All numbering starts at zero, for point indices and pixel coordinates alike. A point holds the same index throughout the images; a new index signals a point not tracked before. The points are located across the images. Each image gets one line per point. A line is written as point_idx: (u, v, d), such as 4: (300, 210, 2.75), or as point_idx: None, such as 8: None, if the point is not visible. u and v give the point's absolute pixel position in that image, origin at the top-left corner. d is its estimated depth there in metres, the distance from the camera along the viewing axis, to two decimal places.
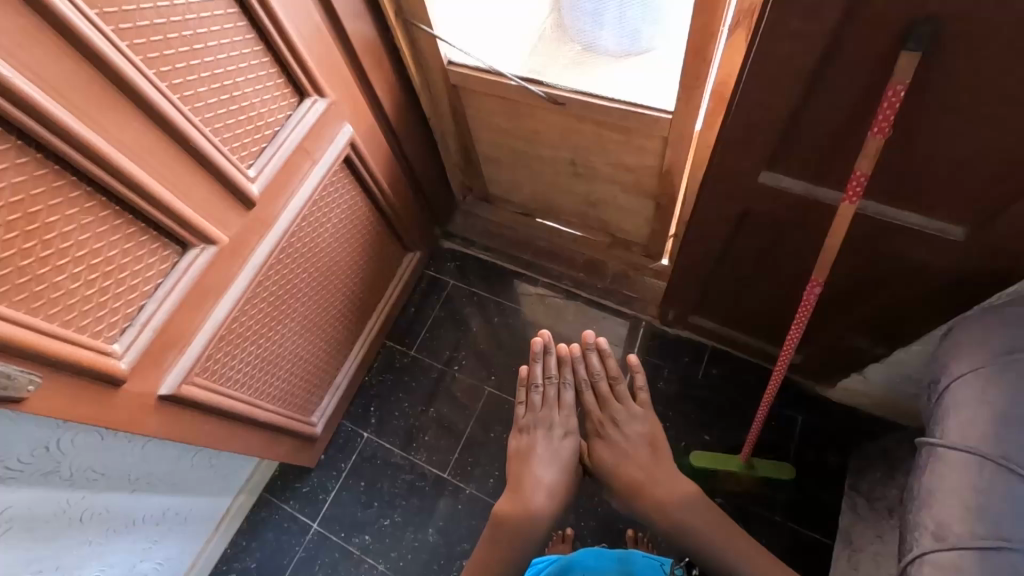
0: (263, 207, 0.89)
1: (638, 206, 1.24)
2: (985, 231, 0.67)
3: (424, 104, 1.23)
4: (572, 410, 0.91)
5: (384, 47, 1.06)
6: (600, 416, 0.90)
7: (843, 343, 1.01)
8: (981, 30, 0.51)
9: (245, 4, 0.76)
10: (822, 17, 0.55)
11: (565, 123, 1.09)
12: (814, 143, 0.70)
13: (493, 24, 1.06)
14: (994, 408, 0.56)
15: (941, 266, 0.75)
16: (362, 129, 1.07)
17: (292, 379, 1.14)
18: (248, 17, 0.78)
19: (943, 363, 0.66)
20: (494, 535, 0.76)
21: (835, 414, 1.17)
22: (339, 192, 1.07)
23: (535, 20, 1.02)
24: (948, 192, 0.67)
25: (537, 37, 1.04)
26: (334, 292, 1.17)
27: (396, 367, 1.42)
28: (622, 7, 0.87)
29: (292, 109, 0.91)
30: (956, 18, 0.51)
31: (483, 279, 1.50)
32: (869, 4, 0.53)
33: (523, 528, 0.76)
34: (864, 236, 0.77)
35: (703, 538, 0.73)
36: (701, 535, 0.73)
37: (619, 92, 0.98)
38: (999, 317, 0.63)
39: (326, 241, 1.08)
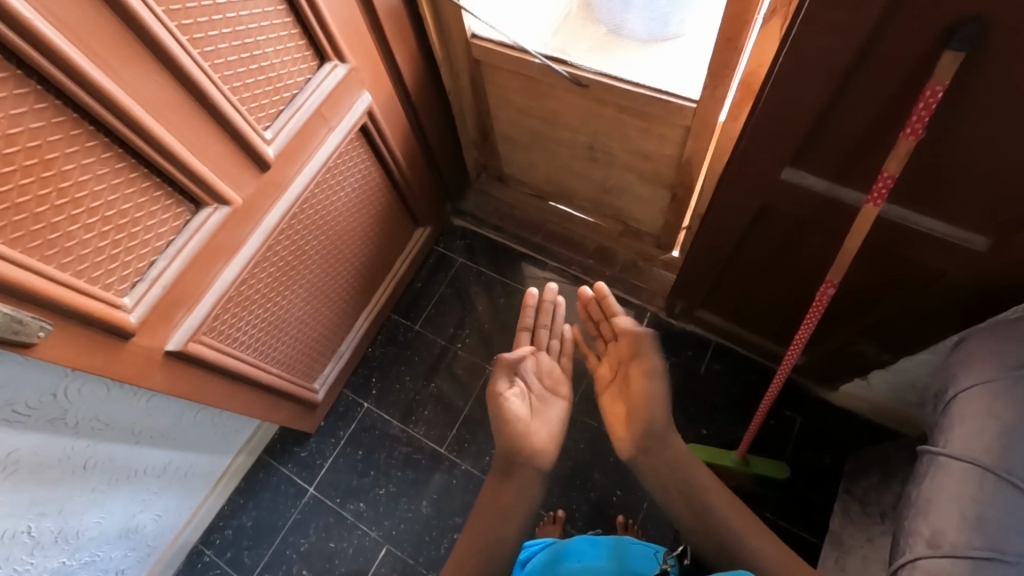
0: (277, 170, 0.89)
1: (653, 195, 1.22)
2: (1009, 244, 0.66)
3: (444, 77, 1.21)
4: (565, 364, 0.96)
5: (407, 16, 1.04)
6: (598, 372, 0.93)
7: (850, 348, 1.01)
8: None
9: None
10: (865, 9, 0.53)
11: (587, 106, 1.07)
12: (842, 141, 0.68)
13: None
14: (1002, 421, 0.55)
15: (958, 277, 0.74)
16: (380, 99, 1.06)
17: (297, 345, 1.15)
18: None
19: (951, 374, 0.65)
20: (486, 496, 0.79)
21: (833, 417, 1.17)
22: (353, 161, 1.06)
23: None
24: (974, 202, 0.65)
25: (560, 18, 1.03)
26: (343, 261, 1.17)
27: (400, 340, 1.43)
28: None
29: (311, 73, 0.90)
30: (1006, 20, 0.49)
31: (492, 259, 1.49)
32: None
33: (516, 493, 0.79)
34: (883, 241, 0.76)
35: None
36: None
37: (643, 77, 0.95)
38: (1014, 330, 0.62)
39: (338, 209, 1.08)
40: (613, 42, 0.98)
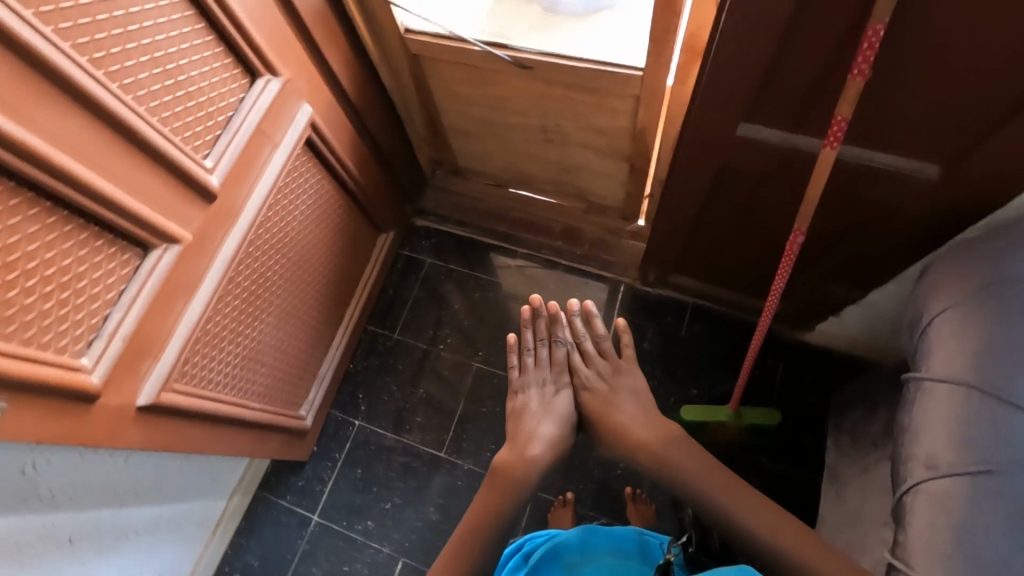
0: (224, 198, 0.84)
1: (612, 168, 1.22)
2: (960, 168, 0.68)
3: (384, 78, 1.17)
4: (561, 367, 0.90)
5: (335, 18, 0.99)
6: (588, 371, 0.89)
7: (821, 290, 1.04)
8: None
9: None
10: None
11: (535, 88, 1.06)
12: (792, 91, 0.69)
13: None
14: (978, 338, 0.57)
15: (915, 208, 0.76)
16: (321, 109, 1.02)
17: (276, 375, 1.11)
18: None
19: (920, 301, 0.68)
20: (491, 487, 0.75)
21: (813, 358, 1.21)
22: (303, 176, 1.02)
23: None
24: (922, 133, 0.67)
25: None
26: (309, 281, 1.13)
27: (381, 351, 1.40)
28: None
29: (244, 91, 0.85)
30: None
31: (461, 255, 1.47)
32: None
33: (524, 478, 0.75)
34: (841, 183, 0.78)
35: (689, 477, 0.73)
36: (686, 475, 0.73)
37: (587, 51, 0.94)
38: (973, 251, 0.64)
39: (296, 229, 1.04)
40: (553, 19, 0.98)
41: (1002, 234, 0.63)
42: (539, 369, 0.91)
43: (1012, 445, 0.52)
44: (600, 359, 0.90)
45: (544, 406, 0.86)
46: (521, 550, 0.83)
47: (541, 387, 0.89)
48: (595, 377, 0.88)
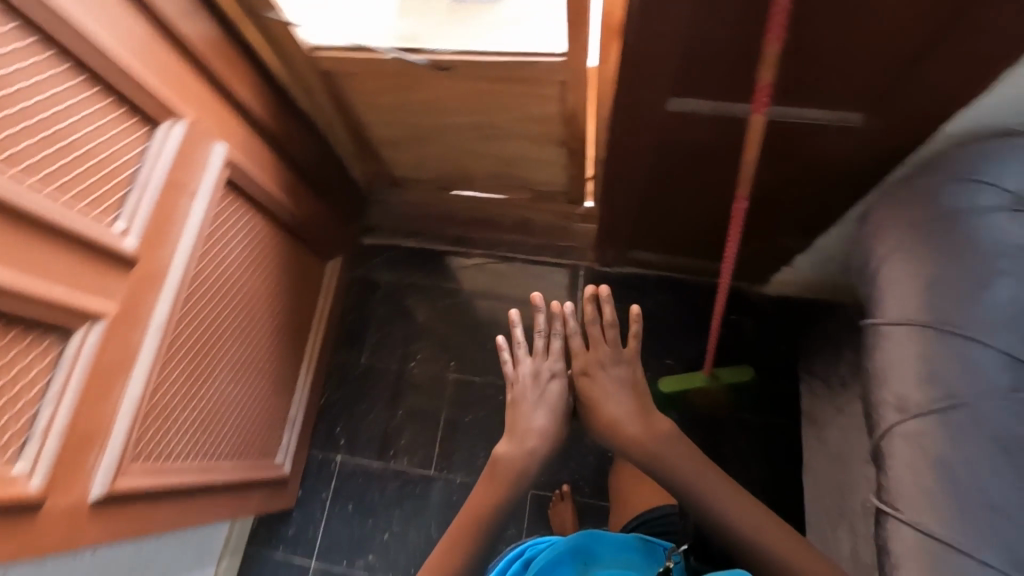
0: (146, 259, 0.78)
1: (551, 155, 1.21)
2: (881, 111, 0.70)
3: (300, 99, 1.11)
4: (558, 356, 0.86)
5: (233, 46, 0.92)
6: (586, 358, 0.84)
7: (772, 243, 1.06)
8: None
9: (43, 31, 0.62)
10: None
11: (458, 87, 1.02)
12: (713, 59, 0.69)
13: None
14: (926, 277, 0.59)
15: (846, 155, 0.78)
16: (237, 145, 0.95)
17: (242, 428, 1.05)
18: (54, 44, 0.64)
19: (869, 244, 0.68)
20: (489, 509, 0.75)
21: (776, 308, 1.24)
22: (231, 219, 0.95)
23: None
24: (842, 83, 0.68)
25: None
26: (258, 325, 1.07)
27: (351, 380, 1.35)
28: None
29: (146, 140, 0.78)
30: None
31: (415, 267, 1.43)
32: None
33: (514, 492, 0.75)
34: (775, 142, 0.79)
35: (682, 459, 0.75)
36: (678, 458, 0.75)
37: (504, 42, 0.91)
38: (906, 190, 0.65)
39: (233, 275, 0.97)
40: (463, 10, 0.93)
41: (932, 167, 0.64)
42: (537, 355, 0.87)
43: (971, 375, 0.54)
44: (601, 348, 0.84)
45: (539, 396, 0.83)
46: (520, 558, 0.79)
47: (537, 375, 0.85)
48: (591, 368, 0.83)
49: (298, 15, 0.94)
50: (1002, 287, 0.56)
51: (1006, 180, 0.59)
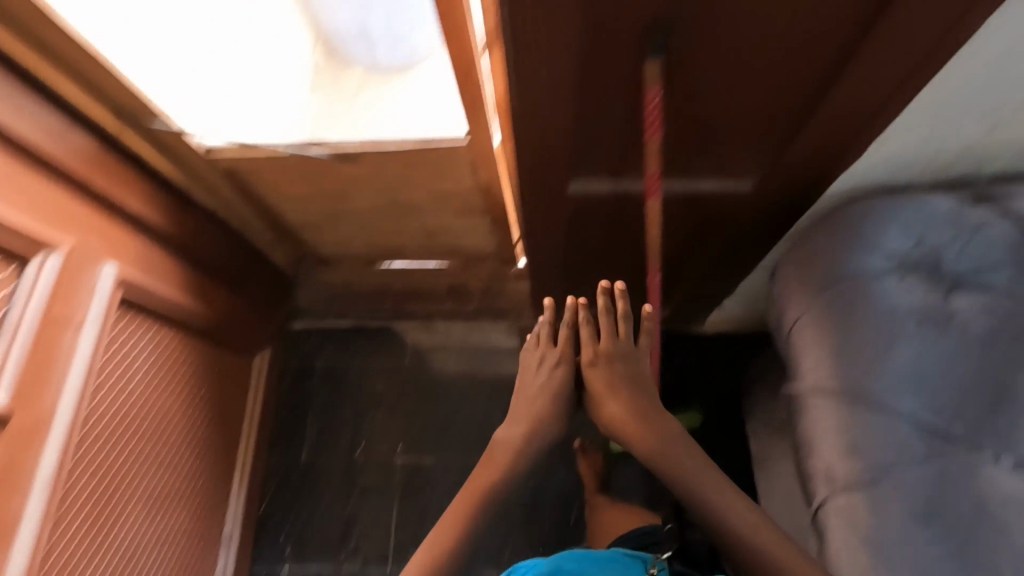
0: (24, 412, 0.69)
1: (474, 224, 1.20)
2: (767, 184, 0.70)
3: (206, 199, 1.05)
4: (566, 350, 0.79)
5: (118, 158, 0.86)
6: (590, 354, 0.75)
7: (698, 291, 1.08)
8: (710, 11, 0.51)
9: None
10: (560, 30, 0.51)
11: (368, 172, 1.00)
12: (606, 144, 0.69)
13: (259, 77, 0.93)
14: (835, 346, 0.59)
15: (745, 223, 0.78)
16: (132, 261, 0.88)
17: (161, 563, 0.96)
18: None
19: (779, 304, 0.67)
20: None
21: (714, 347, 1.26)
22: (128, 341, 0.87)
23: (303, 57, 0.93)
24: (728, 157, 0.69)
25: (311, 74, 0.94)
26: (174, 445, 0.98)
27: (292, 481, 1.26)
28: (377, 20, 0.80)
29: (17, 278, 0.71)
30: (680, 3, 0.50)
31: (349, 348, 1.37)
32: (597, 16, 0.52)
33: None
34: (677, 213, 0.79)
35: None
36: None
37: (407, 127, 0.90)
38: (807, 250, 0.64)
39: (136, 400, 0.89)
40: (376, 80, 0.92)
41: (827, 224, 0.63)
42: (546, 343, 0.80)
43: (887, 445, 0.55)
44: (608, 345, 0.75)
45: (539, 382, 0.78)
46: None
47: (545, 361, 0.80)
48: (599, 360, 0.74)
49: (196, 120, 0.92)
50: (905, 353, 0.57)
51: (896, 241, 0.60)
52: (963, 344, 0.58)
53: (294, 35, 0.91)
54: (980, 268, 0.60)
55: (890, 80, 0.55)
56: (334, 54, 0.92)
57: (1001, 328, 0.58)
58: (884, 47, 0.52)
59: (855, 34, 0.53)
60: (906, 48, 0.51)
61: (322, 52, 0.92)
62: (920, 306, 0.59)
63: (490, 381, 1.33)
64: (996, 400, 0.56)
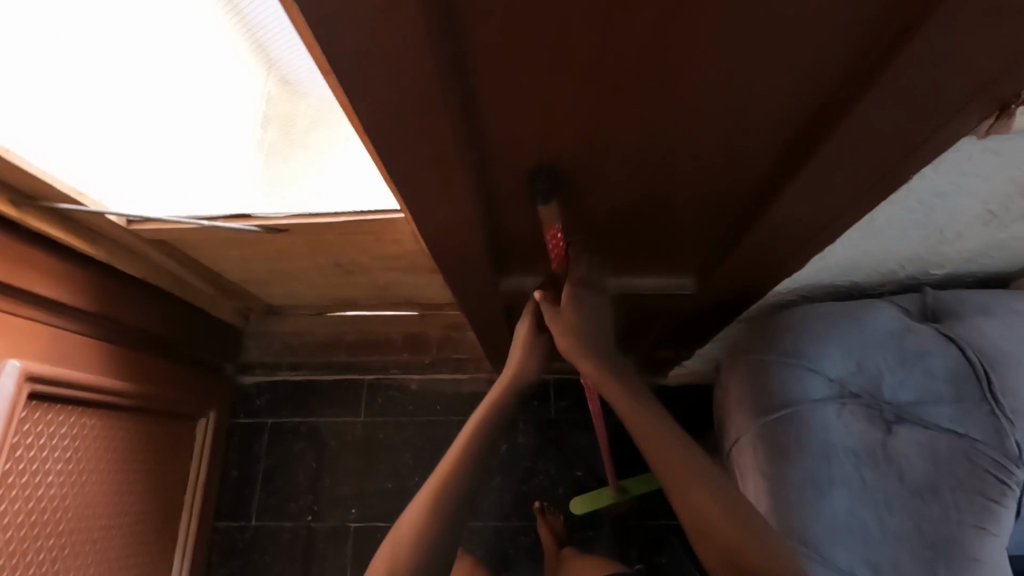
0: None
1: (425, 280, 1.14)
2: (707, 280, 0.68)
3: (133, 270, 0.96)
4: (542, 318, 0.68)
5: (23, 243, 0.79)
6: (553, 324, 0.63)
7: (655, 354, 1.04)
8: (631, 141, 0.45)
9: None
10: (458, 186, 0.45)
11: (303, 241, 0.94)
12: (539, 245, 0.64)
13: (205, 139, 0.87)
14: (765, 473, 0.63)
15: (691, 308, 0.75)
16: (39, 353, 0.82)
17: None
18: None
19: (729, 419, 0.72)
20: None
21: (677, 398, 1.23)
22: (39, 436, 0.81)
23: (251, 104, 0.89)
24: (668, 252, 0.66)
25: (265, 104, 0.90)
26: (99, 535, 0.93)
27: (241, 548, 1.22)
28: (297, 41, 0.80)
29: None
30: (594, 139, 0.45)
31: (302, 405, 1.33)
32: (498, 150, 0.46)
33: None
34: (621, 300, 0.76)
35: None
36: None
37: (340, 203, 0.83)
38: (745, 370, 0.69)
39: (51, 496, 0.83)
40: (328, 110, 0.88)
41: (766, 347, 0.67)
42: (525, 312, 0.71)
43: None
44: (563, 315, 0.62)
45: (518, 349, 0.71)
46: None
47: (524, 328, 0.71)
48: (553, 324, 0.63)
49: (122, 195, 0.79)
50: (838, 496, 0.59)
51: (830, 369, 0.63)
52: (900, 488, 0.58)
53: (247, 73, 0.87)
54: (923, 402, 0.60)
55: (813, 221, 0.51)
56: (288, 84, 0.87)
57: (940, 471, 0.58)
58: (805, 197, 0.47)
59: (770, 173, 0.49)
60: (823, 204, 0.47)
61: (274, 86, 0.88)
62: (858, 443, 0.60)
63: (447, 436, 1.29)
64: (933, 554, 0.56)
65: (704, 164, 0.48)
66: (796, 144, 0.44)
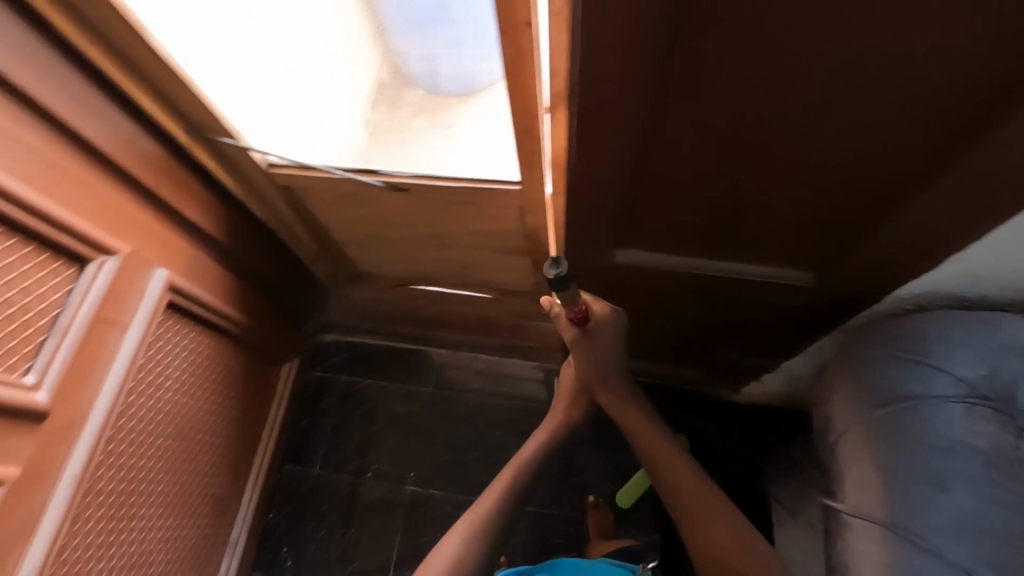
0: (65, 407, 0.73)
1: (514, 262, 1.17)
2: (826, 273, 0.72)
3: (258, 212, 1.06)
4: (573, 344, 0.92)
5: (187, 170, 0.90)
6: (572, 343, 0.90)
7: (735, 362, 1.07)
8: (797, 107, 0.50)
9: None
10: None
11: (412, 205, 1.01)
12: (665, 219, 0.71)
13: (301, 119, 0.95)
14: (880, 465, 0.56)
15: (795, 304, 0.80)
16: (181, 267, 0.91)
17: (171, 566, 0.98)
18: None
19: (827, 411, 0.66)
20: None
21: (747, 417, 1.22)
22: (170, 343, 0.91)
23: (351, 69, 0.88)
24: (785, 237, 0.69)
25: (374, 87, 0.90)
26: (196, 448, 1.01)
27: (301, 494, 1.28)
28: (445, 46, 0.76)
29: (72, 281, 0.74)
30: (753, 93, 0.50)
31: (375, 367, 1.39)
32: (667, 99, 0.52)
33: None
34: (722, 287, 0.82)
35: None
36: None
37: (459, 168, 0.90)
38: (858, 359, 0.64)
39: (167, 402, 0.92)
40: (439, 103, 0.89)
41: (886, 338, 0.62)
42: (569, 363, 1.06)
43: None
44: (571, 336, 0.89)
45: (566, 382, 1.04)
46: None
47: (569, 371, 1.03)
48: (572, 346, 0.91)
49: (262, 134, 0.92)
50: (961, 492, 0.52)
51: (958, 365, 0.57)
52: None
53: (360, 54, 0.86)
54: None
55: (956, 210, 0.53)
56: (399, 71, 0.87)
57: None
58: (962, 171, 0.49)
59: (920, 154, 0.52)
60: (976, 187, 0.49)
61: (388, 69, 0.88)
62: (987, 445, 0.53)
63: (507, 419, 1.32)
64: None
65: (850, 135, 0.51)
66: (948, 114, 0.47)
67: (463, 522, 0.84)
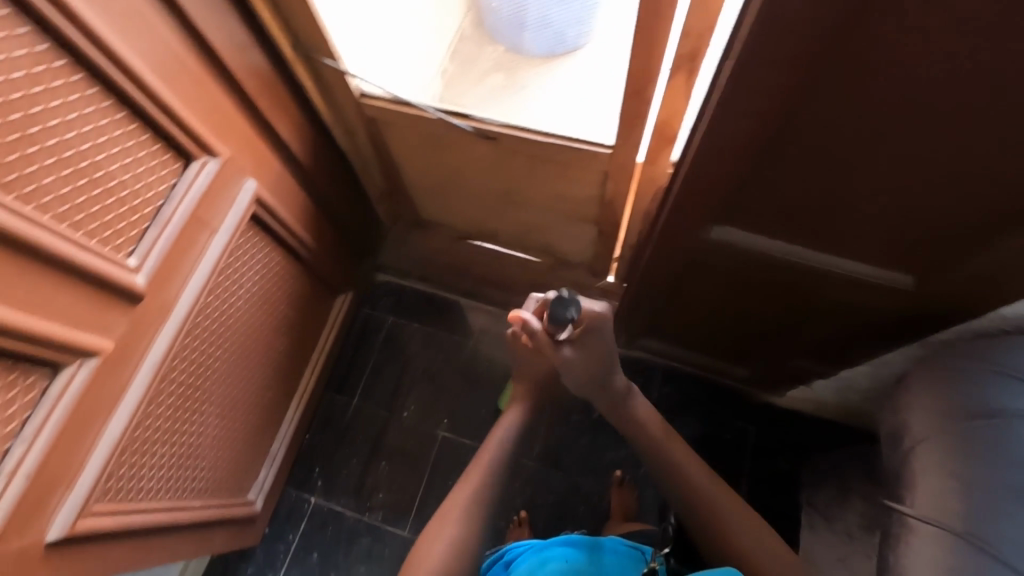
0: (154, 295, 0.76)
1: (579, 231, 1.17)
2: (935, 277, 0.70)
3: (341, 141, 1.08)
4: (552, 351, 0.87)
5: (287, 87, 0.92)
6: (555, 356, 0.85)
7: (791, 364, 1.05)
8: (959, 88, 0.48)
9: (102, 76, 0.63)
10: None
11: (495, 155, 1.00)
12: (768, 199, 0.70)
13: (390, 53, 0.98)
14: (959, 476, 0.56)
15: (880, 304, 0.78)
16: (268, 183, 0.94)
17: (219, 465, 1.04)
18: (115, 93, 0.65)
19: (900, 418, 0.65)
20: None
21: (786, 421, 1.21)
22: (248, 254, 0.94)
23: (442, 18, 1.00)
24: (895, 234, 0.67)
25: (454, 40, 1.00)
26: (254, 358, 1.05)
27: (338, 421, 1.33)
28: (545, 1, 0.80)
29: (175, 176, 0.77)
30: (919, 69, 0.48)
31: (421, 313, 1.42)
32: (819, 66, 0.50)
33: None
34: (812, 279, 0.80)
35: None
36: None
37: (551, 124, 0.88)
38: (946, 369, 0.62)
39: (237, 310, 0.95)
40: (517, 61, 0.95)
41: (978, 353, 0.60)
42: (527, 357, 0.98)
43: None
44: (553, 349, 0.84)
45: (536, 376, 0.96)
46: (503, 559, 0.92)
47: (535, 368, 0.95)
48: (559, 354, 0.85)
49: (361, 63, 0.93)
50: None
51: None
52: None
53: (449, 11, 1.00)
54: None
55: None
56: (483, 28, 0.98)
57: None
58: None
59: None
60: None
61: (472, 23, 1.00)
62: None
63: None
64: None
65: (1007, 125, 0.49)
66: None
67: (500, 471, 0.86)
